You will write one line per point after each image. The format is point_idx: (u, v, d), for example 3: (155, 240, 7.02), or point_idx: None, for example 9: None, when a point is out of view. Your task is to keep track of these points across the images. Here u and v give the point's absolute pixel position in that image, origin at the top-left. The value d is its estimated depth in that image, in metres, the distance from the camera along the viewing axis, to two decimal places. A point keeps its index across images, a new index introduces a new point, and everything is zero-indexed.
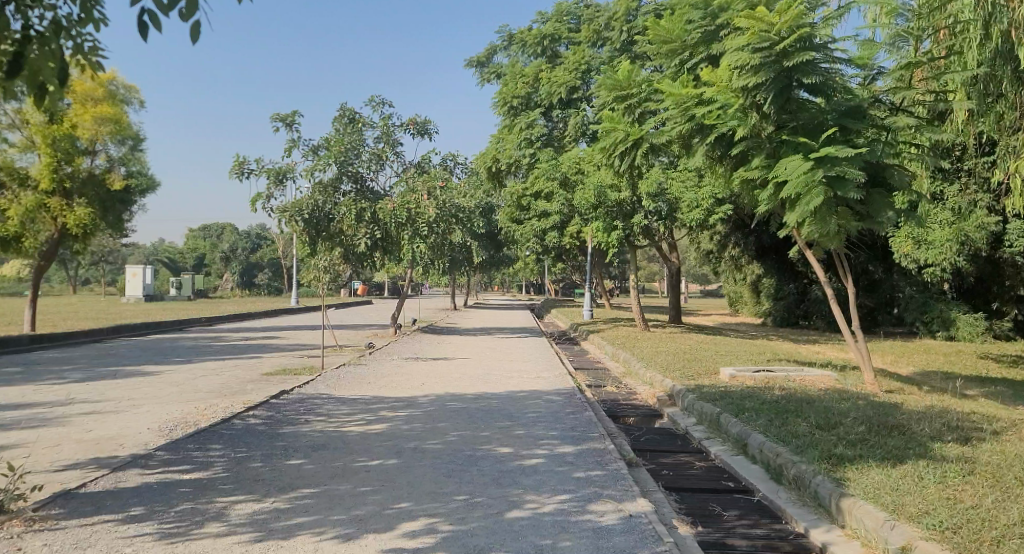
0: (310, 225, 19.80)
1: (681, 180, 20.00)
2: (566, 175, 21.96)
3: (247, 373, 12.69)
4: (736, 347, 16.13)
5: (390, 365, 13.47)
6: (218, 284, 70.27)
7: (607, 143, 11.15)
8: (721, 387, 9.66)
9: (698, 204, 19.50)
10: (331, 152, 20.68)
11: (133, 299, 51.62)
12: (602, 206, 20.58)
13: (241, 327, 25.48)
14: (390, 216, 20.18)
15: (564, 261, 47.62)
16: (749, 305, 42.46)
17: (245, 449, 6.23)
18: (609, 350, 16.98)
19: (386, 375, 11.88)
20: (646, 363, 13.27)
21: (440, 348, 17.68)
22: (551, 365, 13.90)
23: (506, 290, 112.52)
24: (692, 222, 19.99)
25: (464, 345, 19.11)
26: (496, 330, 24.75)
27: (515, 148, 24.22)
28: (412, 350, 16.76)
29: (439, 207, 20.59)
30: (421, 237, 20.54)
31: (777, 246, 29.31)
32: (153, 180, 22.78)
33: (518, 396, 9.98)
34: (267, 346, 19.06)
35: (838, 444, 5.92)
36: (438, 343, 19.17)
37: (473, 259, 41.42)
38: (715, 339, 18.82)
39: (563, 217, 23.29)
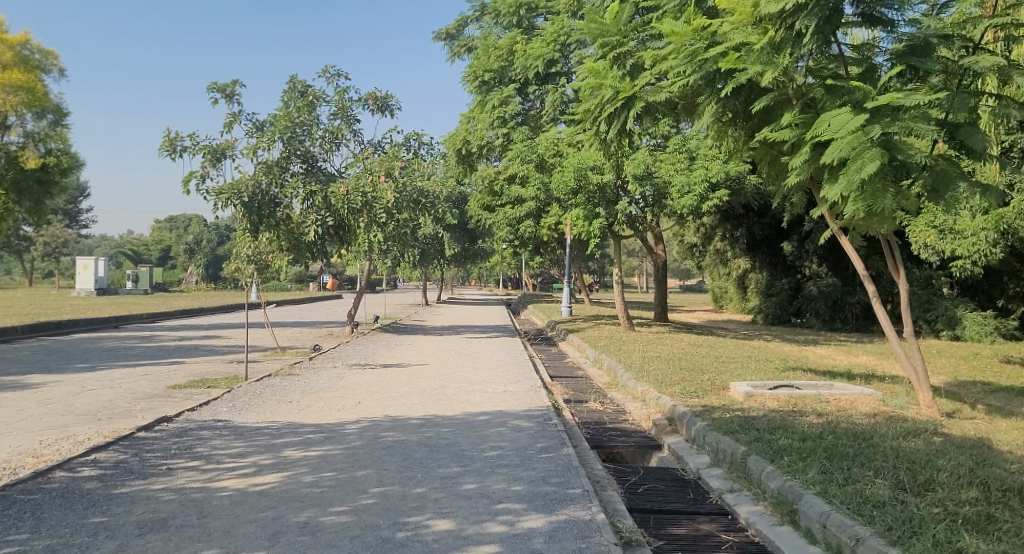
0: (250, 209, 17.43)
1: (671, 162, 17.95)
2: (543, 157, 19.73)
3: (149, 387, 10.34)
4: (738, 352, 13.99)
5: (328, 375, 11.19)
6: (180, 277, 67.23)
7: (590, 104, 8.94)
8: (736, 411, 7.51)
9: (690, 189, 17.43)
10: (278, 127, 18.30)
11: (84, 293, 48.55)
12: (582, 191, 18.42)
13: (182, 326, 22.96)
14: (345, 201, 17.75)
15: (543, 253, 45.51)
16: (735, 301, 40.62)
17: (25, 535, 3.94)
18: (592, 354, 14.81)
19: (317, 389, 9.60)
20: (637, 372, 11.09)
21: (398, 351, 15.41)
22: (523, 375, 11.69)
23: (484, 284, 110.09)
24: (683, 210, 17.86)
25: (426, 347, 16.83)
26: (466, 329, 22.50)
27: (487, 129, 21.97)
28: (364, 354, 14.47)
29: (400, 191, 18.24)
30: (378, 225, 18.17)
31: (771, 238, 27.55)
32: (78, 159, 20.29)
33: (477, 422, 7.75)
34: (200, 348, 16.62)
35: (957, 528, 3.78)
36: (397, 345, 16.90)
37: (445, 251, 39.01)
38: (709, 341, 16.68)
39: (539, 204, 21.08)
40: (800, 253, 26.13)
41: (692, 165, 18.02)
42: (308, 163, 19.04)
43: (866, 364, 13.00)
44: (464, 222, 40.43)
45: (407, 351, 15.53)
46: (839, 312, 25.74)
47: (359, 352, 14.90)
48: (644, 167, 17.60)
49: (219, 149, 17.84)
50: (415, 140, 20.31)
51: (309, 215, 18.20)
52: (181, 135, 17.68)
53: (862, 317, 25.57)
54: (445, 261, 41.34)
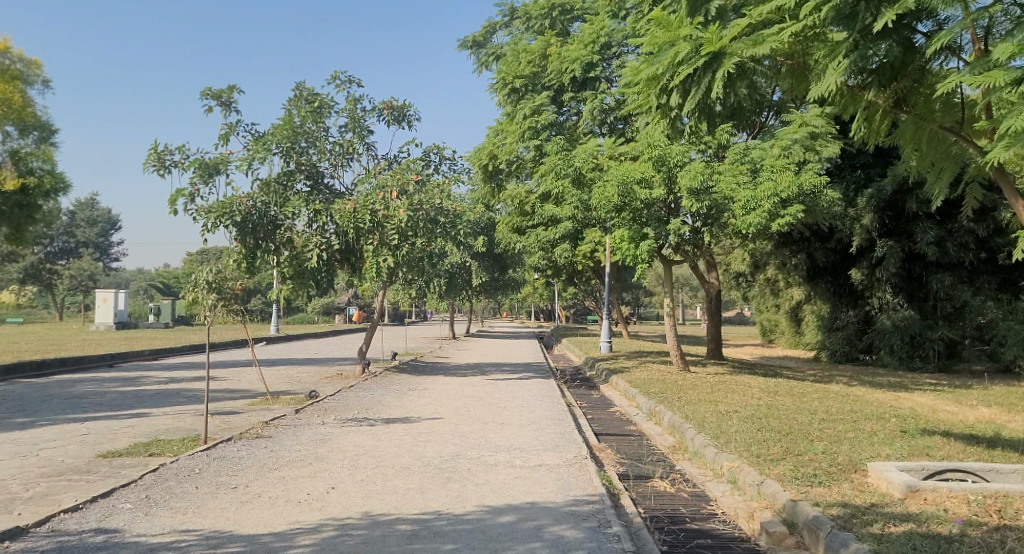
0: (244, 231, 15.29)
1: (732, 175, 15.38)
2: (581, 171, 17.28)
3: (72, 457, 7.80)
4: (831, 403, 11.18)
5: (308, 435, 8.61)
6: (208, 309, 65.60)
7: (656, 68, 6.65)
8: (909, 524, 4.68)
9: (756, 206, 14.81)
10: (280, 136, 16.07)
11: (104, 327, 46.80)
12: (627, 208, 15.93)
13: (180, 365, 20.64)
14: (352, 219, 15.27)
15: (579, 282, 42.77)
16: (786, 336, 37.51)
17: None
18: (643, 405, 12.02)
19: (283, 462, 7.02)
20: (714, 436, 8.34)
21: (408, 397, 12.88)
22: (562, 436, 8.97)
23: (515, 316, 107.54)
24: (748, 230, 15.20)
25: (446, 392, 14.22)
26: (493, 368, 19.81)
27: (516, 141, 19.61)
28: (365, 403, 11.88)
29: (413, 210, 15.59)
30: (389, 248, 15.52)
31: (836, 264, 24.71)
32: (64, 180, 18.03)
33: (497, 533, 5.07)
34: (182, 393, 14.21)
35: None
36: (410, 389, 14.30)
37: (474, 281, 36.48)
38: (785, 388, 13.88)
39: (576, 225, 18.53)
40: (870, 282, 23.23)
41: (755, 180, 15.49)
42: (315, 180, 16.84)
43: (1005, 423, 10.08)
44: (494, 250, 38.01)
45: (422, 397, 12.99)
46: (918, 348, 22.74)
47: (361, 399, 12.38)
48: (701, 179, 15.00)
49: (211, 163, 15.55)
50: (435, 154, 18.03)
51: (314, 238, 15.90)
52: (170, 148, 15.56)
53: (945, 356, 22.63)
54: (474, 292, 38.85)
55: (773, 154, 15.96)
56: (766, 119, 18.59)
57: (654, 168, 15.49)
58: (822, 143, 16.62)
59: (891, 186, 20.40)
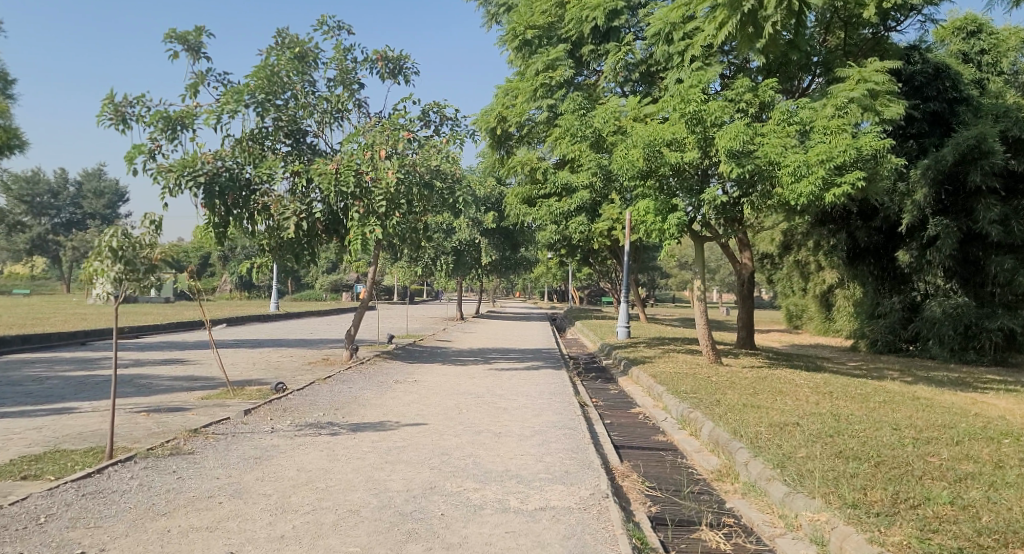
0: (213, 195, 13.30)
1: (778, 135, 13.17)
2: (601, 134, 15.09)
3: None
4: (907, 413, 9.06)
5: (243, 451, 6.59)
6: (216, 285, 64.25)
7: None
8: None
9: (806, 171, 12.61)
10: (255, 86, 13.95)
11: (100, 301, 45.11)
12: (653, 175, 13.76)
13: (154, 346, 18.70)
14: (333, 182, 13.16)
15: (594, 261, 40.58)
16: (814, 322, 35.27)
17: None
18: (674, 409, 9.92)
19: (181, 500, 4.98)
20: (778, 464, 6.23)
21: (391, 393, 10.83)
22: (575, 458, 6.88)
23: (527, 296, 105.70)
24: (795, 201, 12.99)
25: (441, 385, 12.18)
26: (499, 355, 17.78)
27: (527, 101, 17.42)
28: (337, 400, 9.85)
29: (403, 171, 13.48)
30: (377, 217, 13.45)
31: (880, 245, 22.42)
32: (17, 135, 16.08)
33: None
34: (135, 381, 12.26)
35: None
36: (398, 382, 12.26)
37: (483, 259, 34.36)
38: (839, 388, 11.73)
39: (594, 195, 16.41)
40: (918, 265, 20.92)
41: (805, 144, 13.24)
42: (298, 139, 14.81)
43: None
44: (505, 226, 35.90)
45: (409, 393, 10.95)
46: (972, 340, 20.46)
47: (334, 395, 10.35)
48: (743, 139, 12.77)
49: (175, 116, 13.40)
50: (436, 114, 15.89)
51: (294, 204, 13.88)
52: (128, 98, 13.32)
53: (1002, 348, 20.30)
54: (483, 272, 36.77)
55: (826, 114, 13.67)
56: (812, 78, 16.35)
57: (688, 128, 13.27)
58: (882, 103, 14.30)
59: (951, 156, 18.05)
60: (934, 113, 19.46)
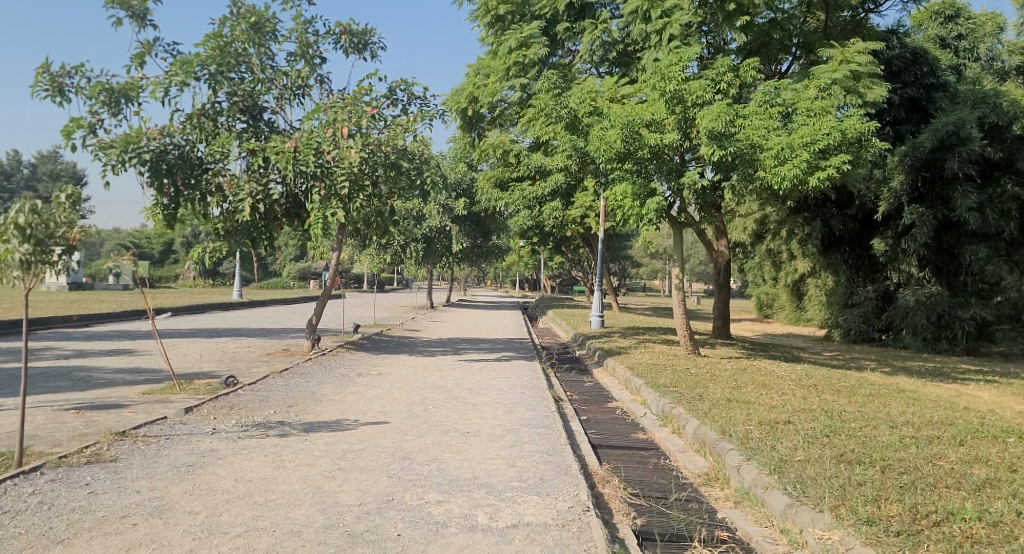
0: (160, 174, 12.35)
1: (761, 117, 12.60)
2: (576, 115, 14.41)
3: None
4: (899, 408, 8.55)
5: (175, 458, 5.81)
6: (179, 272, 62.39)
7: None
8: None
9: (790, 153, 12.05)
10: (207, 57, 13.02)
11: (55, 288, 43.28)
12: (631, 157, 13.12)
13: (103, 336, 17.64)
14: (291, 160, 12.30)
15: (567, 249, 39.98)
16: (785, 311, 35.15)
17: None
18: (653, 404, 9.32)
19: (86, 523, 4.20)
20: (775, 469, 5.62)
21: (352, 388, 10.08)
22: (550, 462, 6.22)
23: (499, 284, 105.02)
24: (778, 186, 12.43)
25: (406, 378, 11.43)
26: (468, 346, 17.07)
27: (499, 81, 16.66)
28: (292, 396, 9.07)
29: (366, 149, 12.61)
30: (338, 199, 12.63)
31: (856, 233, 22.12)
32: None
33: None
34: (73, 374, 11.30)
35: None
36: (360, 375, 11.49)
37: (454, 247, 33.61)
38: (822, 381, 11.23)
39: (568, 179, 15.75)
40: (894, 254, 20.64)
41: (788, 126, 12.68)
42: (255, 115, 13.92)
43: None
44: (476, 213, 35.09)
45: (371, 387, 10.20)
46: (946, 330, 20.24)
47: (289, 390, 9.56)
48: (725, 120, 12.16)
49: (119, 87, 12.43)
50: (403, 92, 15.06)
51: (249, 185, 13.00)
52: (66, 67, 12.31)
53: (977, 338, 20.10)
54: (454, 260, 35.94)
55: (809, 95, 13.12)
56: (794, 59, 15.83)
57: (668, 108, 12.63)
58: (866, 85, 13.81)
59: (930, 142, 17.75)
60: (911, 99, 19.11)
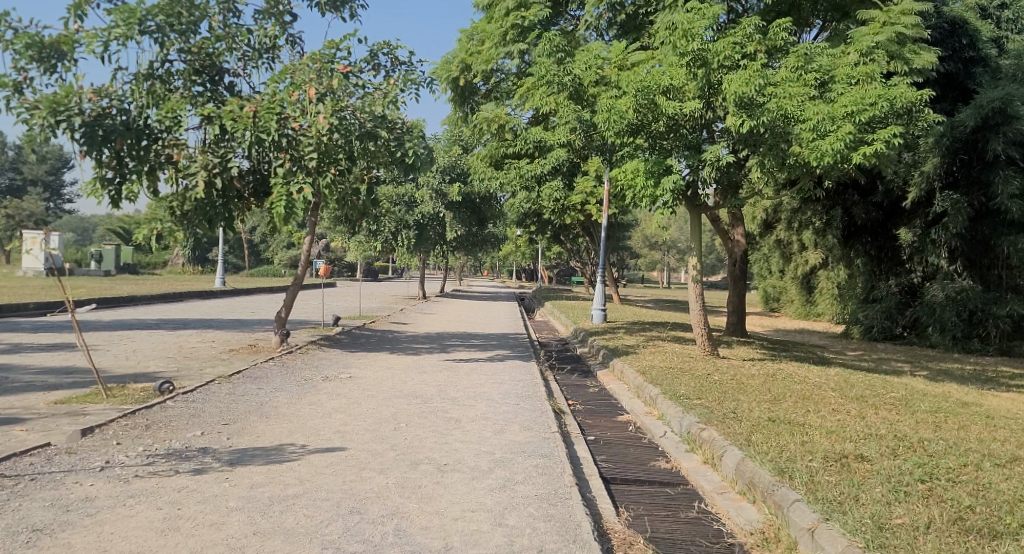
0: (99, 139, 10.63)
1: (797, 82, 10.87)
2: (581, 83, 12.70)
3: None
4: (982, 433, 6.88)
5: (26, 516, 4.14)
6: (166, 259, 60.53)
7: None
8: None
9: (831, 123, 10.34)
10: (156, 6, 11.22)
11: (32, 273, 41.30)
12: (644, 129, 11.42)
13: (53, 328, 15.90)
14: (250, 126, 10.52)
15: (566, 237, 38.25)
16: (794, 304, 33.53)
17: None
18: (676, 423, 7.64)
19: None
20: (871, 539, 3.95)
21: (313, 396, 8.39)
22: (552, 521, 4.53)
23: (495, 274, 103.40)
24: (815, 163, 10.72)
25: (380, 383, 9.75)
26: (457, 342, 15.39)
27: (495, 47, 14.94)
28: (233, 409, 7.39)
29: (338, 115, 10.89)
30: (306, 172, 10.91)
31: (880, 222, 20.54)
32: None
33: None
34: None
35: None
36: (326, 378, 9.81)
37: (448, 234, 31.90)
38: (870, 391, 9.56)
39: (570, 155, 14.05)
40: (922, 245, 18.99)
41: (826, 95, 10.95)
42: (215, 78, 12.20)
43: None
44: (471, 198, 33.33)
45: (335, 396, 8.51)
46: (978, 328, 18.59)
47: (234, 400, 7.87)
48: (757, 85, 10.43)
49: (49, 41, 10.62)
50: (385, 55, 13.32)
51: (204, 156, 11.31)
52: None
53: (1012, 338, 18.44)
54: (448, 248, 34.18)
55: (849, 60, 11.39)
56: (825, 25, 14.15)
57: (689, 73, 10.91)
58: (911, 51, 12.14)
59: (973, 120, 16.20)
60: (948, 74, 17.64)
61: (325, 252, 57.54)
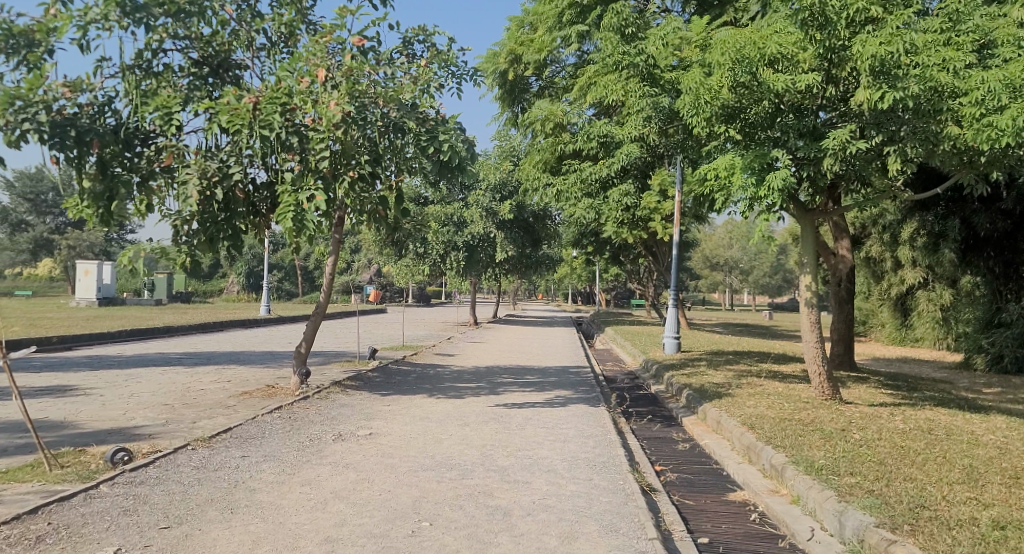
0: (80, 149, 8.63)
1: (952, 43, 8.26)
2: (656, 64, 10.37)
3: None
4: None
5: None
6: (221, 286, 60.29)
7: None
8: None
9: (1006, 93, 7.70)
10: None
11: (84, 303, 40.69)
12: (740, 109, 9.02)
13: (59, 366, 14.17)
14: (250, 121, 8.48)
15: (627, 258, 35.75)
16: (885, 328, 30.19)
17: None
18: (831, 520, 5.14)
19: None
20: None
21: (311, 469, 6.17)
22: None
23: (549, 298, 101.27)
24: (977, 148, 8.11)
25: (408, 444, 7.46)
26: (510, 380, 13.06)
27: (552, 32, 12.84)
28: (189, 497, 5.20)
29: (355, 106, 8.77)
30: (318, 178, 8.83)
31: (1006, 234, 17.63)
32: None
33: None
34: None
35: None
36: (339, 438, 7.58)
37: (500, 256, 29.79)
38: None
39: (642, 154, 11.69)
40: None
41: (987, 62, 8.35)
42: (218, 71, 10.15)
43: None
44: (524, 217, 31.22)
45: (341, 468, 6.27)
46: None
47: (200, 478, 5.69)
48: (903, 45, 7.87)
49: (19, 28, 8.58)
50: (421, 42, 11.28)
51: (200, 162, 9.33)
52: None
53: None
54: (500, 271, 32.08)
55: (1013, 19, 8.80)
56: None
57: (803, 37, 8.44)
58: None
59: None
60: None
61: (376, 277, 56.25)
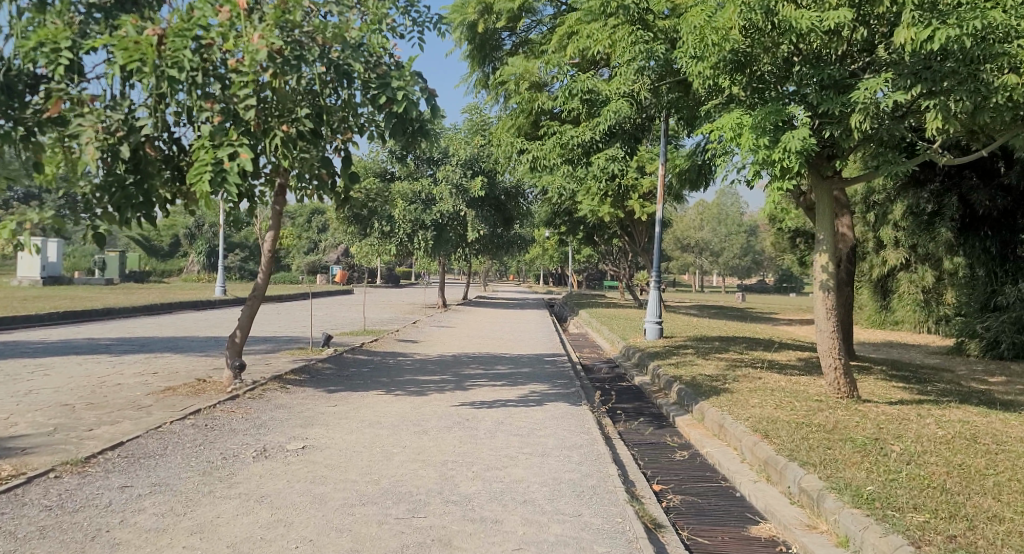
0: None
1: None
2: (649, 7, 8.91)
3: None
4: None
5: None
6: (180, 265, 57.86)
7: None
8: None
9: None
10: None
11: (27, 282, 38.19)
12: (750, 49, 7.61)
13: None
14: (155, 58, 6.78)
15: (602, 239, 34.41)
16: (864, 312, 29.32)
17: None
18: None
19: None
20: None
21: (210, 506, 4.65)
22: None
23: (520, 280, 99.97)
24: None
25: (348, 462, 5.95)
26: (477, 371, 11.59)
27: None
28: None
29: (286, 42, 7.17)
30: (244, 131, 7.22)
31: (1005, 210, 16.52)
32: None
33: None
34: None
35: None
36: (262, 454, 6.05)
37: (470, 235, 28.21)
38: None
39: (631, 114, 10.21)
40: None
41: None
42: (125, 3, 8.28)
43: None
44: (495, 194, 29.63)
45: (252, 503, 4.75)
46: None
47: (49, 526, 4.13)
48: None
49: None
50: None
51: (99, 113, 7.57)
52: None
53: None
54: (470, 251, 30.56)
55: None
56: None
57: None
58: None
59: None
60: None
61: (341, 258, 54.24)
